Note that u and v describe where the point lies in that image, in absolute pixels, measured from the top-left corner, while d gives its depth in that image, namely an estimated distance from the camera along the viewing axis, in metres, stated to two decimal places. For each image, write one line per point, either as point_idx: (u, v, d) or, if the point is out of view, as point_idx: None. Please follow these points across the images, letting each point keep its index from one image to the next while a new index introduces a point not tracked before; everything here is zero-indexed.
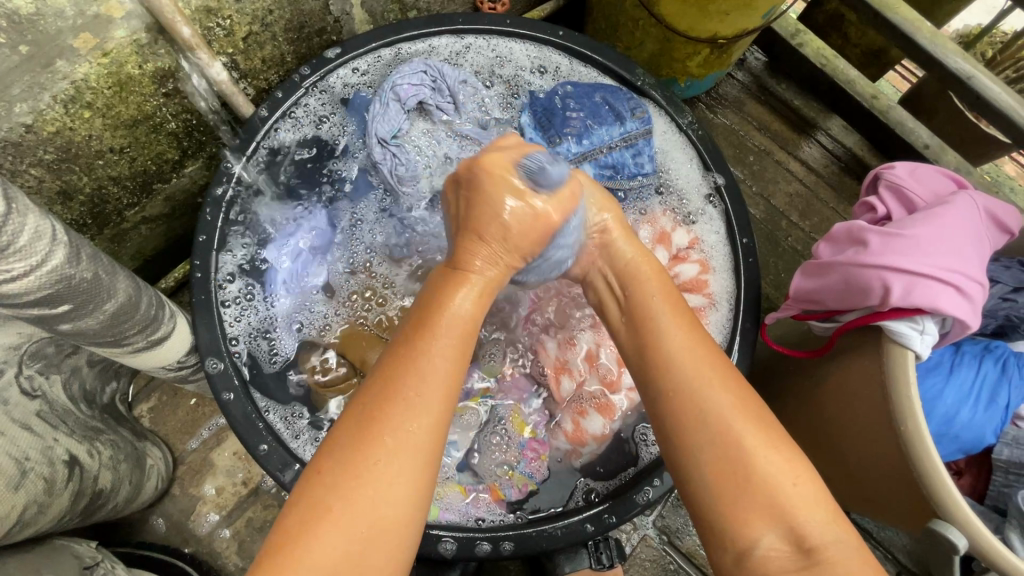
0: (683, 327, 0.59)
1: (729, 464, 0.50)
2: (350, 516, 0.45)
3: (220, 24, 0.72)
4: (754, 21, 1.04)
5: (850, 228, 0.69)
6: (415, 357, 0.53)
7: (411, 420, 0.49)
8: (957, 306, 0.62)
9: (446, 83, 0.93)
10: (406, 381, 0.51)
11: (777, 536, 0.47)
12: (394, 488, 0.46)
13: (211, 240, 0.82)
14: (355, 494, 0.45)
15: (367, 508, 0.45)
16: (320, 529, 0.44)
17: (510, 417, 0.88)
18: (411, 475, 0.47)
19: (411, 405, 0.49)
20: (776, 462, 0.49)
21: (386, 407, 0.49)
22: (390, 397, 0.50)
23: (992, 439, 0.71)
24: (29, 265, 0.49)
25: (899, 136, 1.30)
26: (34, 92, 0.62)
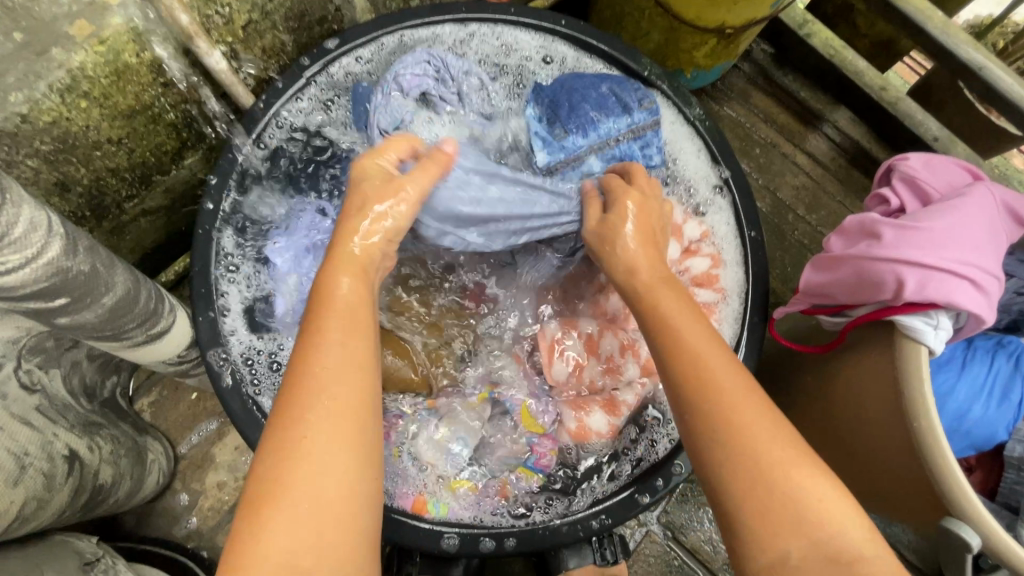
0: (716, 341, 0.56)
1: (755, 473, 0.49)
2: (286, 511, 0.43)
3: (219, 12, 0.70)
4: (763, 10, 1.02)
5: (863, 221, 0.67)
6: (334, 330, 0.51)
7: (320, 406, 0.47)
8: (972, 301, 0.60)
9: (449, 73, 0.91)
10: (307, 368, 0.48)
11: (807, 549, 0.46)
12: (320, 476, 0.44)
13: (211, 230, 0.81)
14: (285, 490, 0.44)
15: (304, 504, 0.43)
16: (264, 526, 0.43)
17: (518, 412, 0.87)
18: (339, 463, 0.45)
19: (322, 394, 0.47)
20: (803, 477, 0.49)
21: (293, 398, 0.47)
22: (301, 386, 0.47)
23: (1004, 436, 0.70)
24: (25, 257, 0.47)
25: (908, 128, 1.28)
26: (29, 81, 0.61)
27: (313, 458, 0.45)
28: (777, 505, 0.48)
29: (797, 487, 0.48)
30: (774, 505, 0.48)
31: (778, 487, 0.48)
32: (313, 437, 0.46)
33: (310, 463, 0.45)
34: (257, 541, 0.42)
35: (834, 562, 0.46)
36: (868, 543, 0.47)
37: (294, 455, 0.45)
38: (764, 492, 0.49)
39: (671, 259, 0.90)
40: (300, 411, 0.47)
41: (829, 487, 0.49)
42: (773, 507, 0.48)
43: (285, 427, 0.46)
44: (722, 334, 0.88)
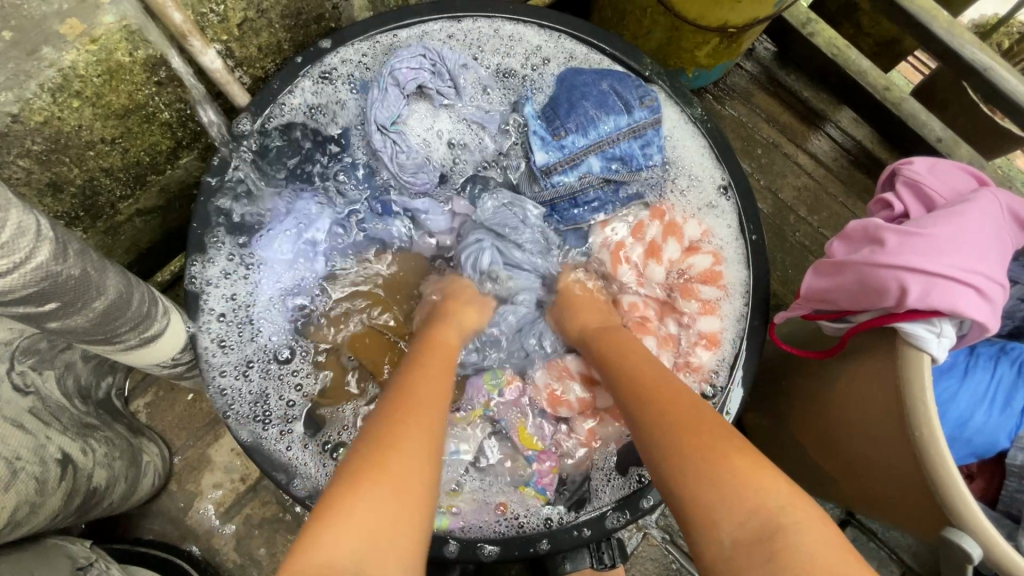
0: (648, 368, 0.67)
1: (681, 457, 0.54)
2: (384, 481, 0.51)
3: (214, 11, 0.69)
4: (766, 9, 1.01)
5: (866, 226, 0.66)
6: (429, 377, 0.65)
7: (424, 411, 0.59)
8: (976, 309, 0.59)
9: (446, 66, 0.89)
10: (417, 394, 0.61)
11: (737, 531, 0.48)
12: (410, 457, 0.54)
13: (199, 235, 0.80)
14: (388, 471, 0.52)
15: (393, 496, 0.51)
16: (356, 503, 0.49)
17: (517, 430, 0.86)
18: (422, 467, 0.54)
19: (423, 416, 0.58)
20: (733, 460, 0.52)
21: (410, 405, 0.59)
22: (412, 406, 0.59)
23: (1006, 443, 0.69)
24: (12, 262, 0.46)
25: (911, 128, 1.27)
26: (20, 81, 0.60)
27: (409, 443, 0.55)
28: (705, 487, 0.51)
29: (726, 471, 0.51)
30: (702, 492, 0.51)
31: (699, 471, 0.52)
32: (415, 429, 0.56)
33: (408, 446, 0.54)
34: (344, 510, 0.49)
35: (760, 539, 0.47)
36: (795, 513, 0.48)
37: (404, 436, 0.55)
38: (686, 472, 0.53)
39: (669, 259, 0.91)
40: (414, 413, 0.58)
41: (742, 460, 0.52)
42: (701, 489, 0.51)
43: (398, 421, 0.57)
44: (725, 330, 0.88)
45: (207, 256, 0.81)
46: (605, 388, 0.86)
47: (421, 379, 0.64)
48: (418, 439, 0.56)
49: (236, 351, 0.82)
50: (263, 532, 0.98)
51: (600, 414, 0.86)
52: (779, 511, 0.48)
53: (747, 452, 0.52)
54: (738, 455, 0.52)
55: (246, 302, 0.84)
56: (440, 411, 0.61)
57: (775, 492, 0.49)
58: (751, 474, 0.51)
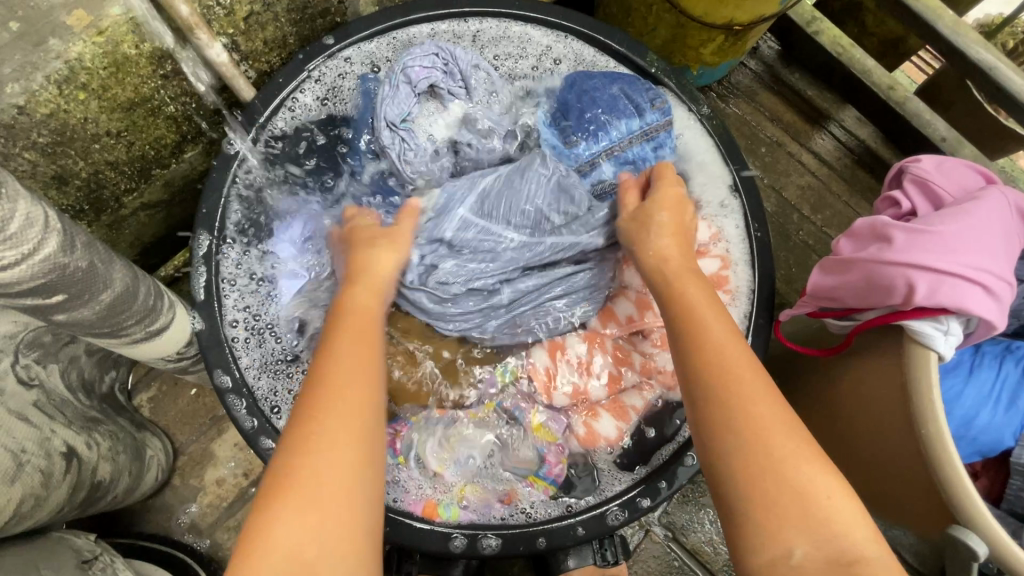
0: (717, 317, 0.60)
1: (756, 457, 0.50)
2: (297, 501, 0.47)
3: (220, 4, 0.69)
4: (772, 7, 1.01)
5: (874, 224, 0.66)
6: (354, 351, 0.57)
7: (336, 402, 0.52)
8: (984, 307, 0.59)
9: (457, 66, 0.89)
10: (328, 379, 0.53)
11: (812, 550, 0.47)
12: (326, 468, 0.48)
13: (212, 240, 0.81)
14: (296, 488, 0.47)
15: (303, 507, 0.47)
16: (278, 521, 0.46)
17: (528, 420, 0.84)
18: (344, 474, 0.49)
19: (340, 405, 0.51)
20: (805, 473, 0.49)
21: (324, 400, 0.52)
22: (328, 391, 0.52)
23: (1011, 442, 0.70)
24: (21, 253, 0.46)
25: (914, 128, 1.26)
26: (26, 72, 0.60)
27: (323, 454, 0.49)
28: (787, 500, 0.48)
29: (813, 488, 0.49)
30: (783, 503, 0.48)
31: (793, 484, 0.49)
32: (330, 435, 0.50)
33: (324, 458, 0.49)
34: (271, 532, 0.45)
35: (839, 562, 0.46)
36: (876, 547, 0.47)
37: (312, 438, 0.49)
38: (764, 477, 0.49)
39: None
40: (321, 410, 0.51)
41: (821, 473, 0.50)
42: (786, 503, 0.48)
43: (304, 423, 0.50)
44: None
45: (221, 262, 0.82)
46: (603, 378, 0.84)
47: (334, 353, 0.56)
48: (337, 442, 0.50)
49: (246, 343, 0.81)
50: None
51: (595, 406, 0.84)
52: (861, 542, 0.47)
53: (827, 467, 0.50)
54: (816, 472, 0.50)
55: (256, 302, 0.83)
56: (362, 393, 0.53)
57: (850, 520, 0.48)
58: (835, 493, 0.49)
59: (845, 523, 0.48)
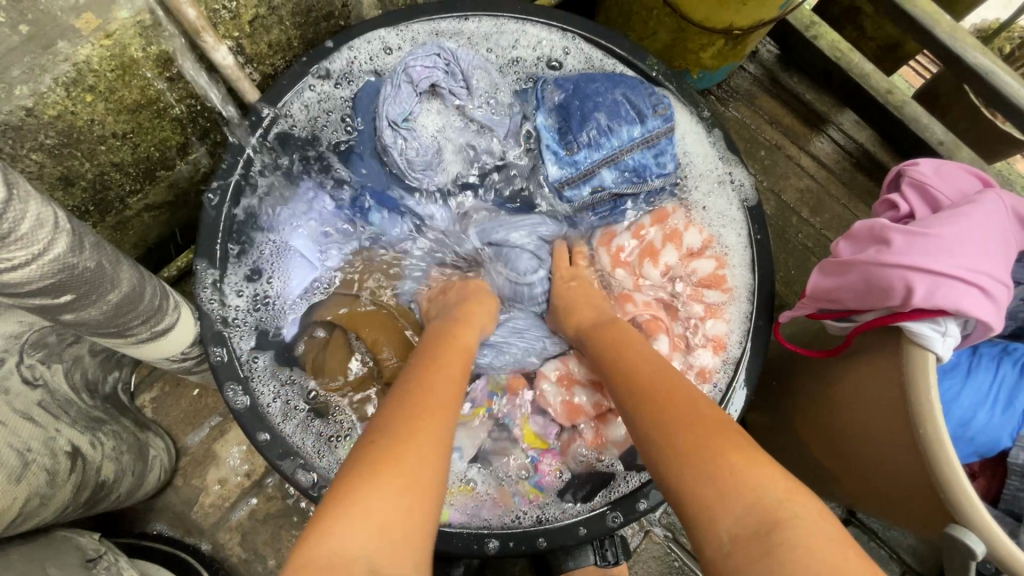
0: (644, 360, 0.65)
1: (686, 453, 0.52)
2: (398, 475, 0.48)
3: (227, 7, 0.70)
4: (771, 11, 1.02)
5: (872, 226, 0.67)
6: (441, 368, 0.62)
7: (437, 406, 0.55)
8: (981, 307, 0.60)
9: (459, 66, 0.90)
10: (427, 378, 0.59)
11: (736, 526, 0.46)
12: (433, 451, 0.51)
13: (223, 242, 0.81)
14: (395, 462, 0.48)
15: (404, 475, 0.48)
16: (376, 488, 0.47)
17: (520, 424, 0.88)
18: (428, 458, 0.50)
19: (432, 400, 0.56)
20: (721, 457, 0.50)
21: (425, 400, 0.55)
22: (422, 387, 0.57)
23: (1008, 443, 0.70)
24: (31, 253, 0.47)
25: (913, 132, 1.28)
26: (35, 74, 0.60)
27: (426, 437, 0.51)
28: (703, 483, 0.49)
29: (722, 465, 0.49)
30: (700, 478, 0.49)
31: (702, 461, 0.50)
32: (426, 424, 0.53)
33: (428, 440, 0.51)
34: (362, 501, 0.46)
35: (760, 531, 0.45)
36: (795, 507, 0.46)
37: (423, 427, 0.52)
38: (678, 462, 0.51)
39: (666, 263, 0.92)
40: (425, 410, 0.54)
41: (737, 456, 0.50)
42: (707, 486, 0.49)
43: (414, 417, 0.53)
44: (730, 331, 0.88)
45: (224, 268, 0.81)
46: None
47: (431, 367, 0.61)
48: (432, 423, 0.53)
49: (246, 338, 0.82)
50: (268, 528, 0.98)
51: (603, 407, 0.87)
52: (779, 504, 0.46)
53: (749, 450, 0.51)
54: (733, 452, 0.50)
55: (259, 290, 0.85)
56: (450, 397, 0.58)
57: (769, 485, 0.48)
58: (747, 467, 0.49)
59: (753, 491, 0.47)
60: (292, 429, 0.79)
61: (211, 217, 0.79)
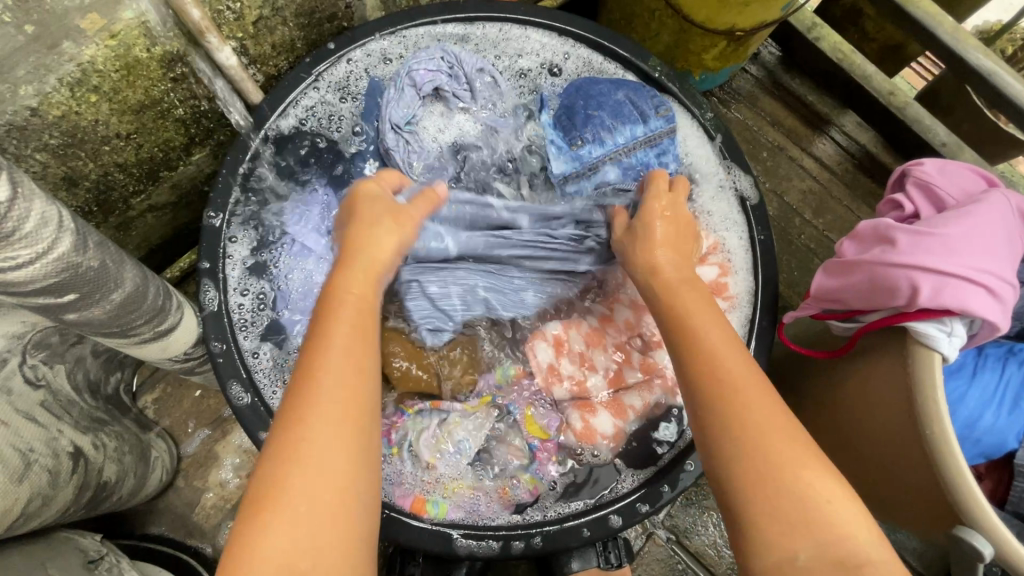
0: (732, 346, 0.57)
1: (763, 469, 0.49)
2: (283, 514, 0.44)
3: (231, 8, 0.70)
4: (773, 12, 1.02)
5: (877, 226, 0.67)
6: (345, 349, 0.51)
7: (315, 402, 0.48)
8: (987, 308, 0.60)
9: (463, 70, 0.90)
10: (313, 374, 0.49)
11: (813, 552, 0.46)
12: (319, 466, 0.46)
13: (213, 242, 0.80)
14: (279, 501, 0.44)
15: (293, 520, 0.44)
16: (268, 531, 0.44)
17: (522, 417, 0.84)
18: (320, 492, 0.45)
19: (326, 404, 0.48)
20: (813, 482, 0.48)
21: (304, 401, 0.48)
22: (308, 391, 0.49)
23: (1015, 444, 0.70)
24: (35, 252, 0.47)
25: (916, 133, 1.28)
26: (39, 75, 0.60)
27: (310, 447, 0.46)
28: (786, 508, 0.47)
29: (810, 493, 0.48)
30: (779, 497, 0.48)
31: (781, 485, 0.48)
32: (315, 433, 0.47)
33: (309, 452, 0.46)
34: (266, 546, 0.43)
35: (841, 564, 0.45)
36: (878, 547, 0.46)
37: (297, 440, 0.46)
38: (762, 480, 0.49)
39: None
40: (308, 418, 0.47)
41: (833, 484, 0.49)
42: (778, 508, 0.48)
43: (292, 430, 0.47)
44: None
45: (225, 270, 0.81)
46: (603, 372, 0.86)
47: (317, 352, 0.51)
48: (342, 442, 0.47)
49: (250, 340, 0.81)
50: None
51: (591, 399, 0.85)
52: (864, 542, 0.46)
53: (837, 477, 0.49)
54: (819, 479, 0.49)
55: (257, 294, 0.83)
56: (342, 381, 0.49)
57: (853, 520, 0.47)
58: (829, 493, 0.48)
59: (845, 527, 0.46)
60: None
61: (212, 222, 0.80)
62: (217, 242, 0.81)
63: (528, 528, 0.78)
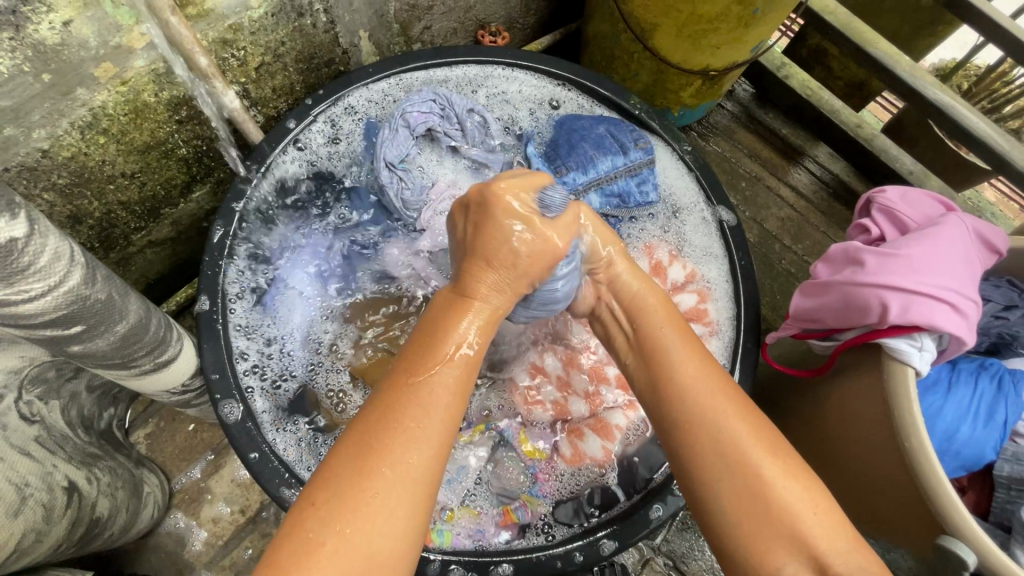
0: (694, 356, 0.59)
1: (747, 495, 0.50)
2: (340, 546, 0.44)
3: (235, 55, 0.77)
4: (743, 52, 1.10)
5: (846, 249, 0.71)
6: (407, 389, 0.52)
7: (409, 446, 0.49)
8: (952, 323, 0.63)
9: (454, 111, 0.95)
10: (408, 403, 0.51)
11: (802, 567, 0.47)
12: (391, 512, 0.46)
13: (213, 302, 0.79)
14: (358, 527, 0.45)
15: (369, 524, 0.45)
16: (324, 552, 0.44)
17: (517, 440, 0.83)
18: (401, 511, 0.46)
19: (412, 436, 0.49)
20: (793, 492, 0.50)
21: (391, 426, 0.50)
22: (390, 429, 0.49)
23: (993, 456, 0.73)
24: (48, 284, 0.49)
25: (884, 162, 1.35)
26: (53, 119, 0.64)
27: (384, 495, 0.46)
28: (757, 525, 0.49)
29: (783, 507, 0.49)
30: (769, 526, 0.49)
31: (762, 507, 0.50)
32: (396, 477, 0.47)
33: (383, 499, 0.46)
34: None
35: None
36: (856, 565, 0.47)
37: (368, 488, 0.46)
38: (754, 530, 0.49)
39: None
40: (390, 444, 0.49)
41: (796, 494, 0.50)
42: (752, 525, 0.50)
43: (369, 453, 0.48)
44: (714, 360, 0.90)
45: (225, 294, 0.82)
46: (581, 394, 0.86)
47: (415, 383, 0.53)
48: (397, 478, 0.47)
49: (258, 398, 0.80)
50: None
51: (577, 424, 0.84)
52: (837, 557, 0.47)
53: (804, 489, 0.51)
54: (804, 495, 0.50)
55: (273, 371, 0.84)
56: (433, 417, 0.51)
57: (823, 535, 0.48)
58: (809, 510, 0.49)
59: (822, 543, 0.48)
60: (301, 460, 0.78)
61: (207, 261, 0.80)
62: (214, 296, 0.80)
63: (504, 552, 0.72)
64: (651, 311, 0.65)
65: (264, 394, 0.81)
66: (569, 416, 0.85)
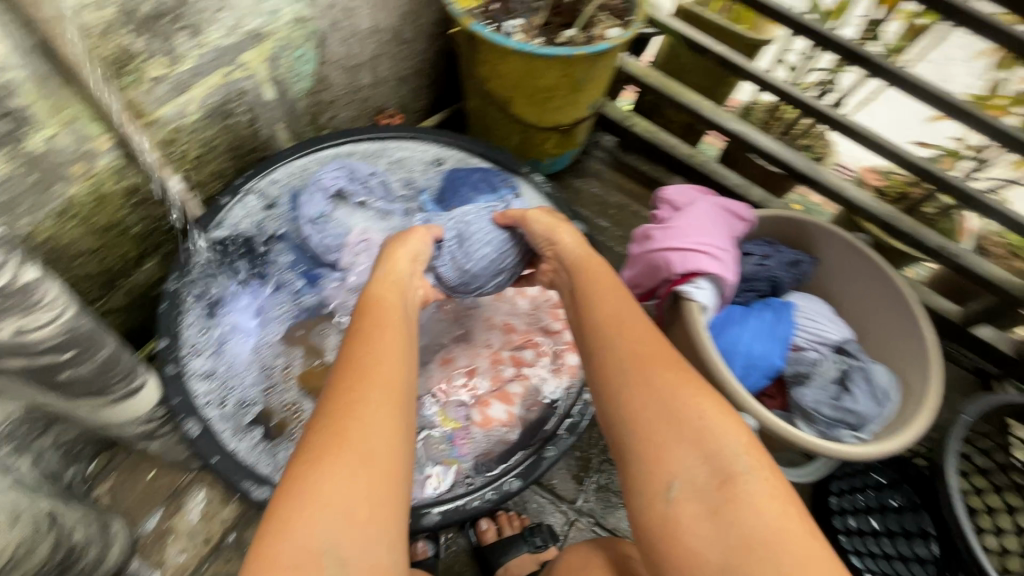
0: (609, 308, 0.84)
1: (639, 398, 0.72)
2: (337, 458, 0.63)
3: (177, 151, 1.00)
4: (582, 110, 1.46)
5: (643, 231, 1.01)
6: (367, 355, 0.74)
7: (376, 390, 0.70)
8: (714, 266, 0.92)
9: (359, 175, 1.21)
10: (370, 364, 0.73)
11: (681, 449, 0.67)
12: (373, 434, 0.66)
13: (171, 342, 0.97)
14: (347, 444, 0.64)
15: (358, 439, 0.64)
16: (326, 467, 0.62)
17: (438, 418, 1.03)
18: (380, 432, 0.66)
19: (379, 383, 0.71)
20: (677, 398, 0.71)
21: (364, 379, 0.71)
22: (365, 378, 0.71)
23: (781, 362, 1.00)
24: (52, 316, 0.67)
25: (716, 181, 1.73)
26: (36, 209, 0.83)
27: (363, 424, 0.66)
28: (646, 419, 0.70)
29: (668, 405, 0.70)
30: (649, 420, 0.70)
31: (646, 407, 0.71)
32: (370, 411, 0.68)
33: (362, 426, 0.66)
34: (317, 482, 0.61)
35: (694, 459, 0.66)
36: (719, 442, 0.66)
37: (347, 417, 0.66)
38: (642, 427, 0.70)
39: (532, 295, 1.17)
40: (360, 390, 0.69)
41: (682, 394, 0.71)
42: (645, 423, 0.70)
43: (347, 396, 0.69)
44: None
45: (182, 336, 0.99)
46: (485, 375, 1.08)
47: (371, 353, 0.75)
48: (371, 411, 0.67)
49: (222, 419, 0.97)
50: None
51: (484, 397, 1.04)
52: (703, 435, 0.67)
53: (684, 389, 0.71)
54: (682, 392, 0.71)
55: (232, 399, 1.00)
56: (390, 374, 0.73)
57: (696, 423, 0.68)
58: (688, 404, 0.70)
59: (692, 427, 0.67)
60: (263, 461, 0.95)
61: (165, 311, 0.98)
62: (173, 339, 0.97)
63: (434, 500, 0.91)
64: (591, 268, 0.92)
65: (220, 414, 0.97)
66: (479, 391, 1.05)
